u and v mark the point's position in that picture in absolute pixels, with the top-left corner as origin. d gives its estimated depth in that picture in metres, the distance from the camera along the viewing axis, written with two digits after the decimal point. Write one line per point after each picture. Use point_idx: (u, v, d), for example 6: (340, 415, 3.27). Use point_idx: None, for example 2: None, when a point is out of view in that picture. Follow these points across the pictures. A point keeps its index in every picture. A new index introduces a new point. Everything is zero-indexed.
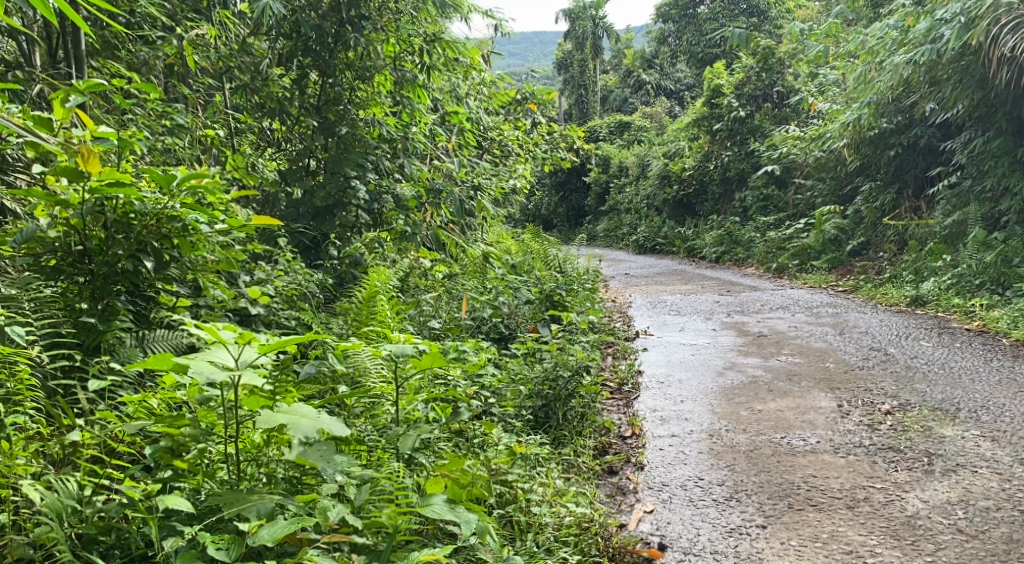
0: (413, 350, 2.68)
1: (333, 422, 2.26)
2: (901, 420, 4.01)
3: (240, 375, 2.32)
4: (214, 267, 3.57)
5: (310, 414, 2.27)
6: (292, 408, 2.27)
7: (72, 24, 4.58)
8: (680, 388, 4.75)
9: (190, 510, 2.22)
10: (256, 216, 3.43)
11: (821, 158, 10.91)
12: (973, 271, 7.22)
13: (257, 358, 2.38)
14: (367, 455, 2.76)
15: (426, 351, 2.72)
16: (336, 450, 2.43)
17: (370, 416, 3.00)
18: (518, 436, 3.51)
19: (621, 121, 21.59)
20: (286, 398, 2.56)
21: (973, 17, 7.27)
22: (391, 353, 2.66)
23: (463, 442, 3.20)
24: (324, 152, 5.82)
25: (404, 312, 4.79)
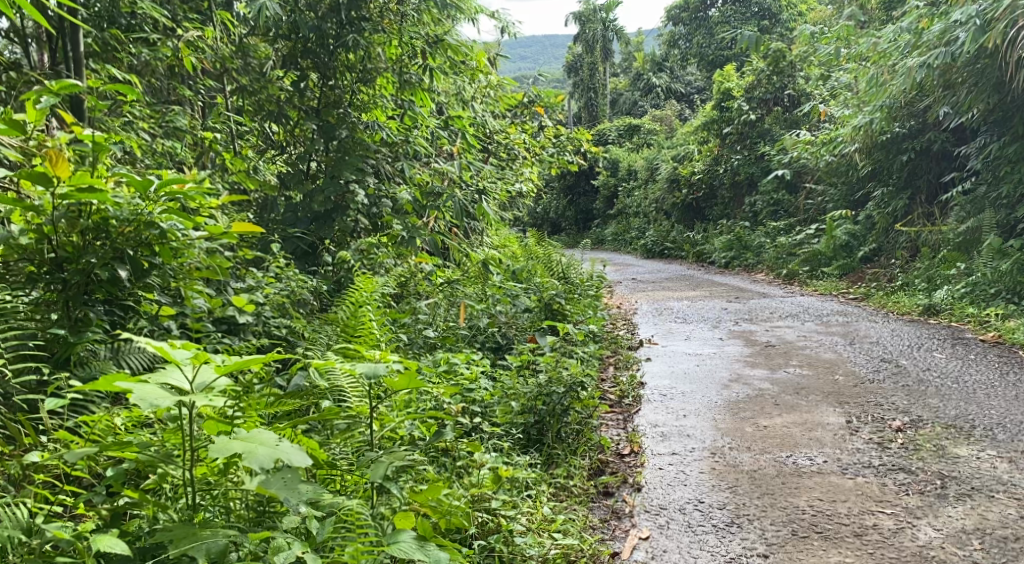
0: (387, 371, 2.52)
1: (292, 453, 2.11)
2: (912, 438, 3.83)
3: (196, 399, 2.18)
4: (197, 274, 3.44)
5: (269, 442, 2.12)
6: (251, 435, 2.12)
7: (71, 26, 4.43)
8: (682, 401, 4.58)
9: (124, 553, 2.09)
10: (238, 224, 3.28)
11: (832, 163, 10.73)
12: (987, 279, 7.05)
13: (215, 378, 2.24)
14: (341, 481, 2.64)
15: (403, 372, 2.56)
16: (301, 479, 2.28)
17: (346, 437, 2.85)
18: (503, 457, 3.35)
19: (631, 124, 21.44)
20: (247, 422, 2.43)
21: (989, 20, 7.10)
22: (363, 374, 2.50)
23: (447, 465, 3.09)
24: (323, 156, 5.69)
25: (398, 321, 4.67)
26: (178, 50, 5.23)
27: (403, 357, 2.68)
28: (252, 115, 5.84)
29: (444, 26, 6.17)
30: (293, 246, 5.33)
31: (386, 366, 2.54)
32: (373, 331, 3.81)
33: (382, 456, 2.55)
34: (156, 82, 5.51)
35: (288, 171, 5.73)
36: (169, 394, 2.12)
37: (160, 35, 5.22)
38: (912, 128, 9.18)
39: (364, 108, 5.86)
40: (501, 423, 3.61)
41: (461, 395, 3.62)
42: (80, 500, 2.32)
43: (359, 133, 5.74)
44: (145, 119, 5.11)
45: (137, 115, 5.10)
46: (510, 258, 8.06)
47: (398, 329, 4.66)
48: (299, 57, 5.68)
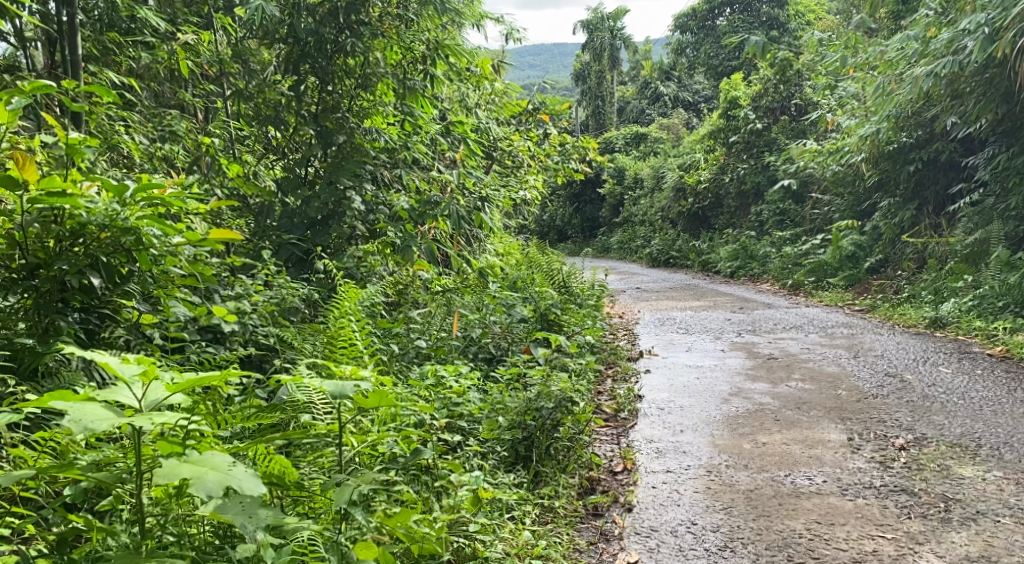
0: (354, 390, 2.44)
1: (244, 479, 2.02)
2: (916, 457, 3.71)
3: (146, 415, 2.12)
4: (179, 281, 3.34)
5: (221, 467, 2.04)
6: (203, 459, 2.04)
7: (70, 25, 4.30)
8: (680, 416, 4.46)
9: None
10: (216, 232, 3.21)
11: (838, 173, 10.61)
12: (995, 292, 6.92)
13: (167, 396, 2.18)
14: (309, 503, 2.55)
15: (372, 390, 2.47)
16: (260, 503, 2.20)
17: (317, 455, 2.76)
18: (485, 477, 3.21)
19: (637, 132, 21.34)
20: (201, 443, 2.34)
21: (999, 29, 6.97)
22: (329, 393, 2.41)
23: (424, 486, 2.97)
24: (320, 162, 5.61)
25: (389, 331, 4.55)
26: (174, 53, 5.17)
27: (374, 374, 2.60)
28: (250, 120, 5.75)
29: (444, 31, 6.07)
30: (287, 253, 5.24)
31: (354, 385, 2.46)
32: (353, 342, 3.63)
33: (348, 479, 2.44)
34: (154, 87, 5.44)
35: (284, 176, 5.65)
36: (108, 416, 2.03)
37: (156, 39, 5.16)
38: (919, 138, 9.07)
39: (362, 115, 5.68)
40: (486, 438, 3.49)
41: (446, 410, 3.50)
42: (28, 522, 2.22)
43: (360, 140, 5.60)
44: (140, 123, 5.05)
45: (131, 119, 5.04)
46: (510, 266, 7.95)
47: (390, 339, 4.56)
48: (297, 62, 5.48)
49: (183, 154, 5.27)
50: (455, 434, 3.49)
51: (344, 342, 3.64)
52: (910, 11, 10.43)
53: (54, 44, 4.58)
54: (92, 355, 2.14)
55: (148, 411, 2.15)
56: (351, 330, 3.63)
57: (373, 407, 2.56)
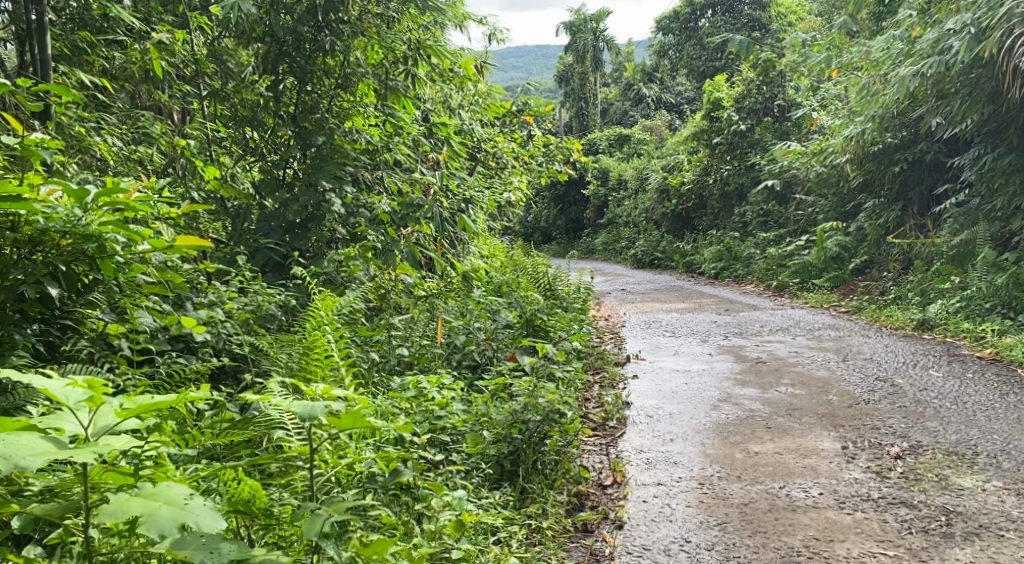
0: (324, 412, 2.31)
1: (202, 515, 1.96)
2: (912, 467, 3.61)
3: (95, 444, 2.03)
4: (147, 289, 3.24)
5: (175, 501, 1.97)
6: (156, 493, 1.97)
7: (38, 23, 4.15)
8: (670, 424, 4.35)
9: None
10: (183, 239, 3.04)
11: (822, 174, 10.54)
12: (982, 294, 6.85)
13: (115, 422, 2.08)
14: (280, 531, 2.43)
15: (344, 412, 2.34)
16: (223, 537, 2.12)
17: (288, 479, 2.63)
18: (468, 497, 3.07)
19: (621, 134, 21.28)
20: (156, 473, 2.25)
21: (985, 28, 6.90)
22: (296, 416, 2.28)
23: (404, 509, 2.82)
24: (299, 164, 5.45)
25: (368, 339, 4.42)
26: (148, 53, 5.02)
27: (345, 392, 2.48)
28: (227, 122, 5.57)
29: (426, 30, 5.93)
30: (264, 258, 5.08)
31: (324, 406, 2.33)
32: (329, 353, 3.45)
33: (319, 509, 2.31)
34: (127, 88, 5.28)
35: (262, 178, 5.50)
36: (47, 450, 1.94)
37: (128, 38, 5.01)
38: (904, 139, 9.01)
39: (343, 115, 5.54)
40: (470, 453, 3.35)
41: (429, 423, 3.36)
42: None
43: (341, 141, 5.43)
44: (114, 124, 4.90)
45: (104, 121, 4.89)
46: (494, 269, 7.82)
47: (370, 347, 4.43)
48: (274, 62, 5.32)
49: (157, 156, 5.12)
50: (438, 449, 3.35)
51: (320, 353, 3.45)
52: (891, 12, 10.40)
53: (23, 44, 4.41)
54: (33, 380, 2.03)
55: (95, 438, 2.05)
56: (324, 341, 3.44)
57: (346, 428, 2.43)
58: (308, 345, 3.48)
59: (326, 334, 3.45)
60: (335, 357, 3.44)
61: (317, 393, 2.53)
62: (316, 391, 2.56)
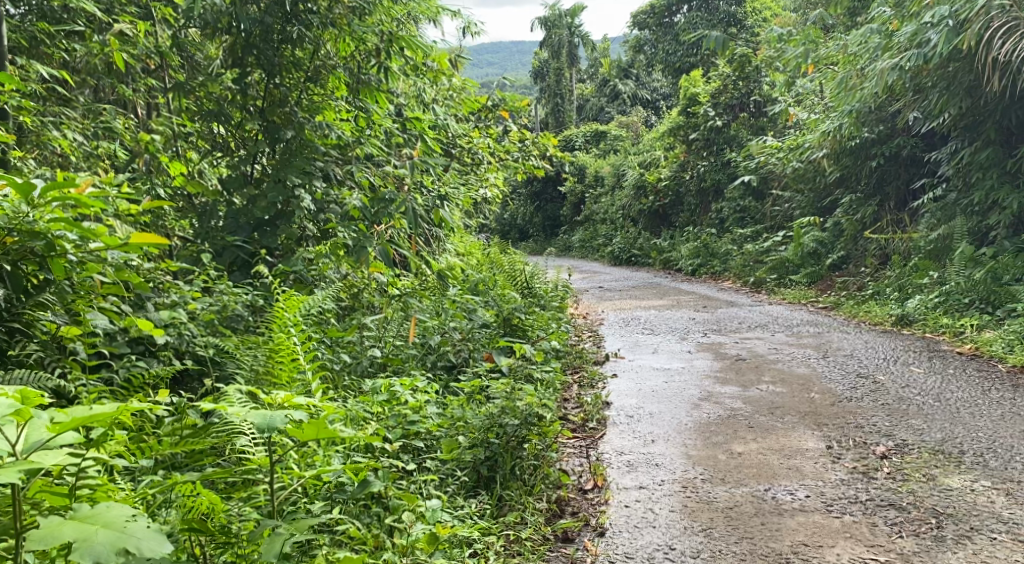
0: (283, 422, 2.21)
1: (143, 538, 1.94)
2: (899, 467, 3.52)
3: (23, 462, 1.97)
4: (102, 290, 3.15)
5: (113, 525, 1.94)
6: (93, 516, 1.95)
7: None
8: (651, 424, 4.23)
9: None
10: (134, 235, 2.91)
11: (798, 169, 10.51)
12: (960, 289, 6.80)
13: (47, 437, 2.02)
14: (236, 550, 2.31)
15: (305, 422, 2.24)
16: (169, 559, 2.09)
17: (248, 492, 2.50)
18: (443, 508, 2.93)
19: (598, 130, 21.19)
20: (98, 492, 2.19)
21: (962, 21, 6.87)
22: (253, 425, 2.18)
23: (375, 522, 2.69)
24: (267, 159, 5.27)
25: (337, 340, 4.28)
26: (107, 44, 4.81)
27: (307, 402, 2.38)
28: (193, 116, 5.38)
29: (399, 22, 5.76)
30: (232, 257, 4.91)
31: (283, 416, 2.23)
32: (296, 356, 3.33)
33: (280, 526, 2.27)
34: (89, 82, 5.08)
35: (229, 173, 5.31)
36: None
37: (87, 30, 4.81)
38: (880, 133, 8.97)
39: (313, 109, 5.32)
40: (445, 459, 3.22)
41: (401, 429, 3.23)
42: None
43: (310, 135, 5.28)
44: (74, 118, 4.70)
45: (63, 115, 4.69)
46: (470, 266, 7.68)
47: (340, 348, 4.29)
48: (241, 53, 5.12)
49: (120, 152, 4.92)
50: (411, 455, 3.22)
51: (285, 356, 3.35)
52: (865, 8, 10.44)
53: None
54: None
55: (25, 455, 1.99)
56: (291, 344, 3.33)
57: (307, 439, 2.31)
58: (275, 347, 3.36)
59: (293, 337, 3.35)
60: (303, 361, 3.32)
61: (275, 401, 2.46)
62: (275, 400, 2.48)
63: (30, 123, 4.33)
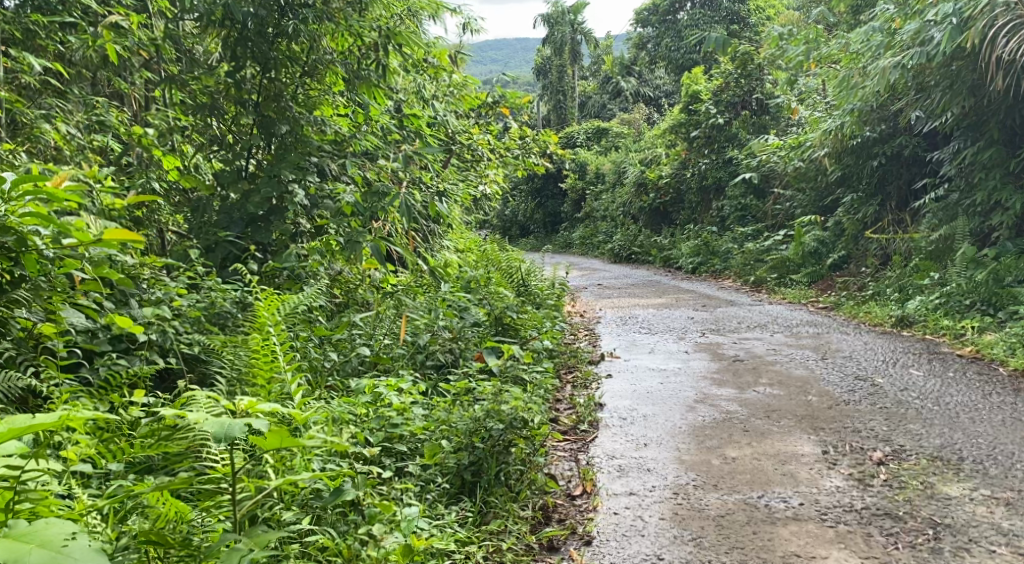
0: (242, 431, 2.14)
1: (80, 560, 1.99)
2: (896, 474, 3.44)
3: None
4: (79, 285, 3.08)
5: (49, 546, 1.99)
6: (30, 536, 1.99)
7: None
8: (645, 427, 4.15)
9: None
10: (108, 232, 2.81)
11: (800, 168, 10.41)
12: (961, 290, 6.72)
13: None
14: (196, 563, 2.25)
15: (267, 431, 2.17)
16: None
17: (212, 501, 2.44)
18: (422, 516, 2.84)
19: (599, 128, 21.07)
20: (41, 506, 2.20)
21: (967, 19, 6.77)
22: (210, 434, 2.11)
23: (350, 530, 2.62)
24: (263, 153, 5.23)
25: (326, 338, 4.21)
26: (100, 35, 4.69)
27: (271, 409, 2.32)
28: (188, 110, 5.28)
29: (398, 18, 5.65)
30: (224, 253, 4.80)
31: (243, 424, 2.17)
32: (274, 358, 3.25)
33: (241, 540, 2.23)
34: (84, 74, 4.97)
35: (223, 168, 5.22)
36: None
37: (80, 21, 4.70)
38: (882, 132, 8.87)
39: (308, 104, 5.27)
40: (427, 464, 3.13)
41: (384, 432, 3.15)
42: None
43: (307, 131, 5.28)
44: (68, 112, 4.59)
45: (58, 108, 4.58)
46: (465, 263, 7.60)
47: (330, 347, 4.22)
48: (235, 46, 4.99)
49: (115, 147, 4.77)
50: (394, 460, 3.14)
51: (263, 357, 3.28)
52: (869, 6, 10.32)
53: None
54: None
55: None
56: (271, 344, 3.25)
57: (271, 448, 2.23)
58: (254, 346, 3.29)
59: (273, 337, 3.27)
60: (281, 362, 3.23)
61: (240, 407, 2.39)
62: (240, 405, 2.42)
63: (21, 115, 4.22)
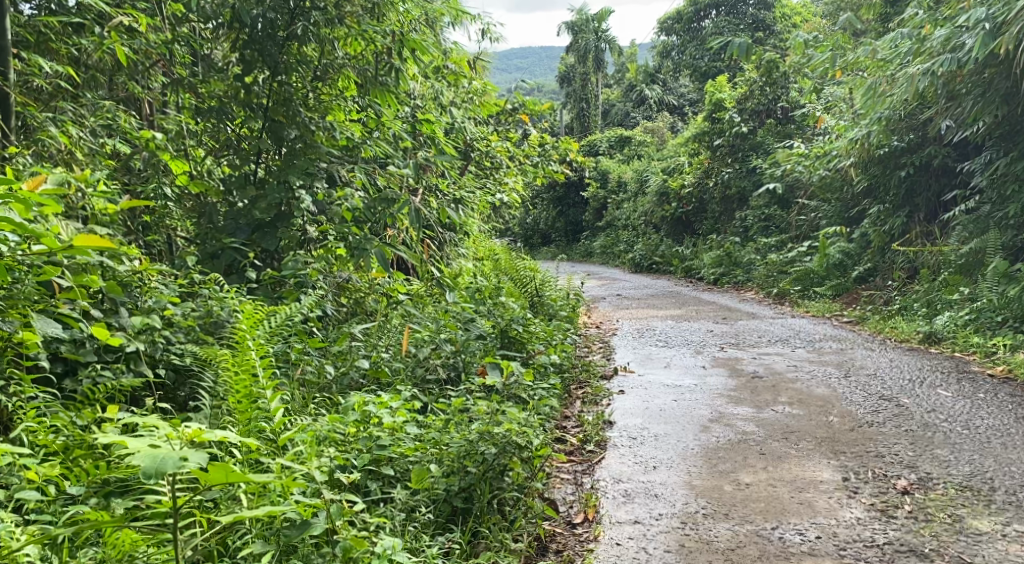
0: (173, 467, 2.07)
1: None
2: (922, 505, 3.22)
3: None
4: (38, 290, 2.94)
5: None
6: None
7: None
8: (654, 447, 3.96)
9: None
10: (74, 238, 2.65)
11: (825, 178, 10.14)
12: (993, 306, 6.45)
13: None
14: None
15: (203, 465, 2.11)
16: None
17: (159, 538, 2.37)
18: (405, 550, 2.69)
19: (622, 136, 20.78)
20: None
21: (1000, 25, 6.51)
22: (141, 469, 2.06)
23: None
24: (272, 158, 4.97)
25: (324, 352, 4.06)
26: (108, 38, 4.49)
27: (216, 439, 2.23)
28: (196, 114, 5.08)
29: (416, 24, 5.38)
30: (229, 260, 4.55)
31: (179, 457, 2.11)
32: (255, 372, 3.11)
33: None
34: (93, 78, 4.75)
35: (230, 172, 5.03)
36: None
37: (87, 23, 4.50)
38: (910, 142, 8.59)
39: (320, 108, 5.01)
40: (415, 489, 2.99)
41: (370, 455, 3.01)
42: None
43: (318, 136, 5.00)
44: (80, 114, 4.43)
45: (66, 112, 4.38)
46: (479, 272, 7.42)
47: (329, 360, 4.06)
48: (242, 49, 4.69)
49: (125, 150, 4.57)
50: (381, 484, 3.01)
51: (244, 371, 3.13)
52: (898, 13, 10.05)
53: None
54: None
55: None
56: (251, 360, 3.12)
57: (213, 482, 2.18)
58: (232, 363, 3.15)
59: (254, 353, 3.13)
60: (262, 377, 3.08)
61: (187, 435, 2.33)
62: (188, 434, 2.33)
63: (29, 119, 4.05)
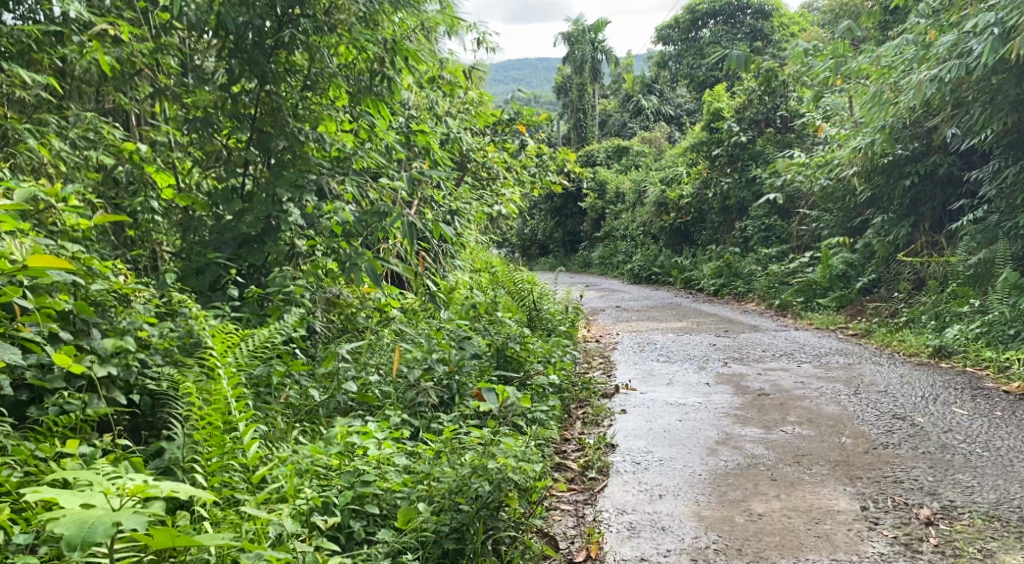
0: (102, 536, 2.04)
1: None
2: (949, 538, 3.03)
3: None
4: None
5: None
6: None
7: None
8: (660, 473, 3.74)
9: None
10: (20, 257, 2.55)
11: (827, 188, 9.93)
12: (1005, 319, 6.23)
13: None
14: None
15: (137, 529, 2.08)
16: None
17: None
18: None
19: (619, 146, 20.51)
20: None
21: (1009, 30, 6.30)
22: (67, 538, 2.04)
23: None
24: (260, 170, 4.73)
25: (310, 374, 3.84)
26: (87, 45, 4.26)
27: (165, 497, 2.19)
28: (180, 124, 4.85)
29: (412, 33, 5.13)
30: (213, 276, 4.30)
31: (112, 523, 2.09)
32: (227, 404, 2.92)
33: None
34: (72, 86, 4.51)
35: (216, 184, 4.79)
36: None
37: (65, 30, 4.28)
38: (916, 150, 8.40)
39: (309, 118, 4.74)
40: (402, 530, 2.81)
41: (353, 494, 2.86)
42: None
43: (307, 147, 4.75)
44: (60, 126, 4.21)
45: (44, 123, 4.16)
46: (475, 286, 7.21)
47: (315, 383, 3.84)
48: (228, 57, 4.44)
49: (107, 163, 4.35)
50: (364, 523, 2.85)
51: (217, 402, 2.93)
52: (900, 20, 9.86)
53: None
54: None
55: None
56: (222, 390, 2.92)
57: (158, 546, 2.12)
58: (202, 391, 2.96)
59: (225, 382, 2.94)
60: (233, 409, 2.90)
61: (129, 491, 2.29)
62: (128, 490, 2.29)
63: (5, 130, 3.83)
